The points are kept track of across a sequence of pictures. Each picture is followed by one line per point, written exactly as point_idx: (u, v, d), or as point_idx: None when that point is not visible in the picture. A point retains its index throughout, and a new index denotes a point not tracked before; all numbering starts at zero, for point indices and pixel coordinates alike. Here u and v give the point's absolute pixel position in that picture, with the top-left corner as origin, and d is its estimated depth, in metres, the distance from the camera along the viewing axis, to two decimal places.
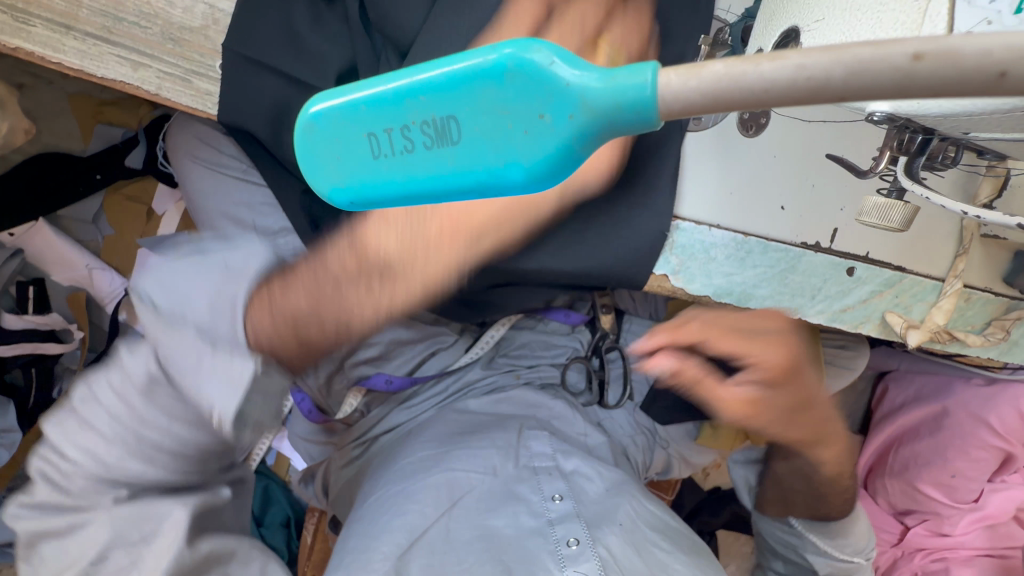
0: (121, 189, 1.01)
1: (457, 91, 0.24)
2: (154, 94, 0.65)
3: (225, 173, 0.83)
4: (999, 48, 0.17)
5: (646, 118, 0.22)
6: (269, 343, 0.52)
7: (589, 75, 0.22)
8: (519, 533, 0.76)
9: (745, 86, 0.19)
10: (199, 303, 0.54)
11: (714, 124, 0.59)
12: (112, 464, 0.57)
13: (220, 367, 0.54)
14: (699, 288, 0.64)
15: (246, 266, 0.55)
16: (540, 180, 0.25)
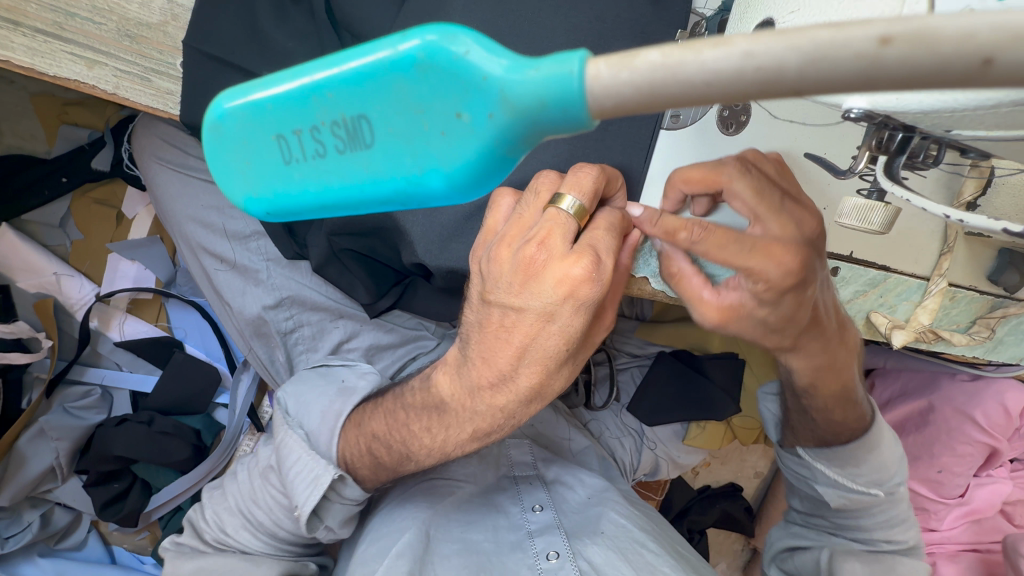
0: (89, 192, 0.97)
1: (371, 92, 0.26)
2: (111, 93, 0.62)
3: (194, 175, 0.81)
4: (986, 28, 0.16)
5: (581, 112, 0.22)
6: (352, 459, 0.66)
7: (512, 67, 0.23)
8: (499, 546, 0.75)
9: (685, 76, 0.20)
10: (311, 419, 0.71)
11: (694, 120, 0.56)
12: (235, 533, 0.73)
13: (305, 468, 0.66)
14: None
15: (360, 374, 0.76)
16: (458, 183, 0.27)
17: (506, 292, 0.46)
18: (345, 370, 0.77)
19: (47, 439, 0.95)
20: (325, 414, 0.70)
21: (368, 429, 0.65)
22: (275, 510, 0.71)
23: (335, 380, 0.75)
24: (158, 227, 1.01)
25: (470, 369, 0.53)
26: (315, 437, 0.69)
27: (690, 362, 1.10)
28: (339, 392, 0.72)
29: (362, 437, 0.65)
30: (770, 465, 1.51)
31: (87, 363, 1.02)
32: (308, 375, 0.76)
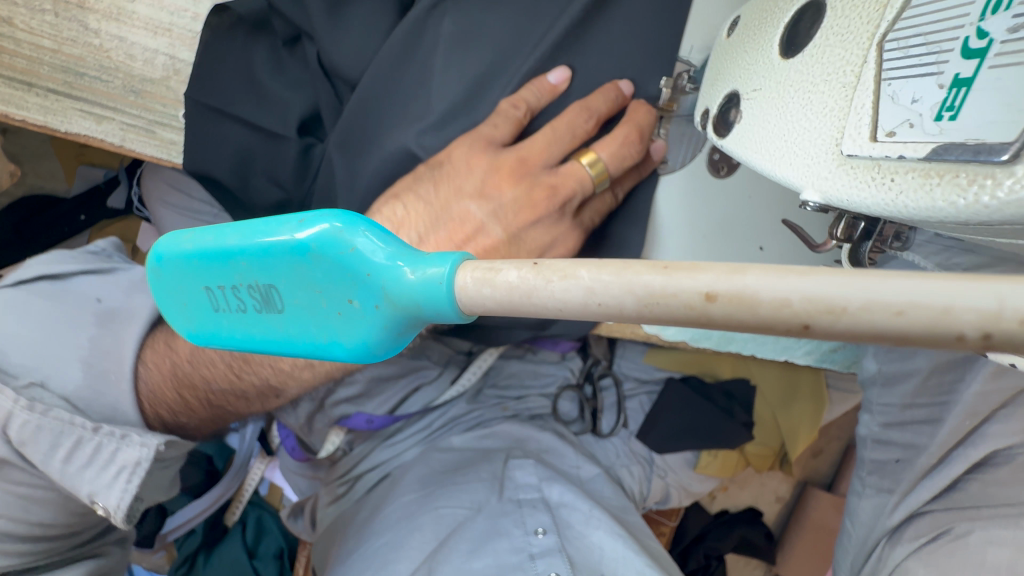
0: (105, 230, 1.01)
1: (278, 266, 0.26)
2: (120, 145, 0.66)
3: (201, 218, 0.81)
4: (797, 298, 0.16)
5: (455, 316, 0.22)
6: (178, 407, 0.63)
7: (399, 263, 0.23)
8: (500, 570, 0.75)
9: (541, 302, 0.20)
10: (67, 376, 0.59)
11: (683, 165, 0.56)
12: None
13: (100, 453, 0.57)
14: (675, 332, 0.61)
15: (125, 290, 0.66)
16: (362, 356, 0.25)
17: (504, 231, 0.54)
18: (97, 285, 0.65)
19: None
20: (89, 361, 0.60)
21: (194, 375, 0.61)
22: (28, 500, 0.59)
23: (80, 305, 0.63)
24: None
25: None
26: (83, 396, 0.59)
27: (699, 388, 1.10)
28: (100, 322, 0.63)
29: (185, 383, 0.62)
30: (792, 489, 1.48)
31: None
32: (32, 303, 0.62)
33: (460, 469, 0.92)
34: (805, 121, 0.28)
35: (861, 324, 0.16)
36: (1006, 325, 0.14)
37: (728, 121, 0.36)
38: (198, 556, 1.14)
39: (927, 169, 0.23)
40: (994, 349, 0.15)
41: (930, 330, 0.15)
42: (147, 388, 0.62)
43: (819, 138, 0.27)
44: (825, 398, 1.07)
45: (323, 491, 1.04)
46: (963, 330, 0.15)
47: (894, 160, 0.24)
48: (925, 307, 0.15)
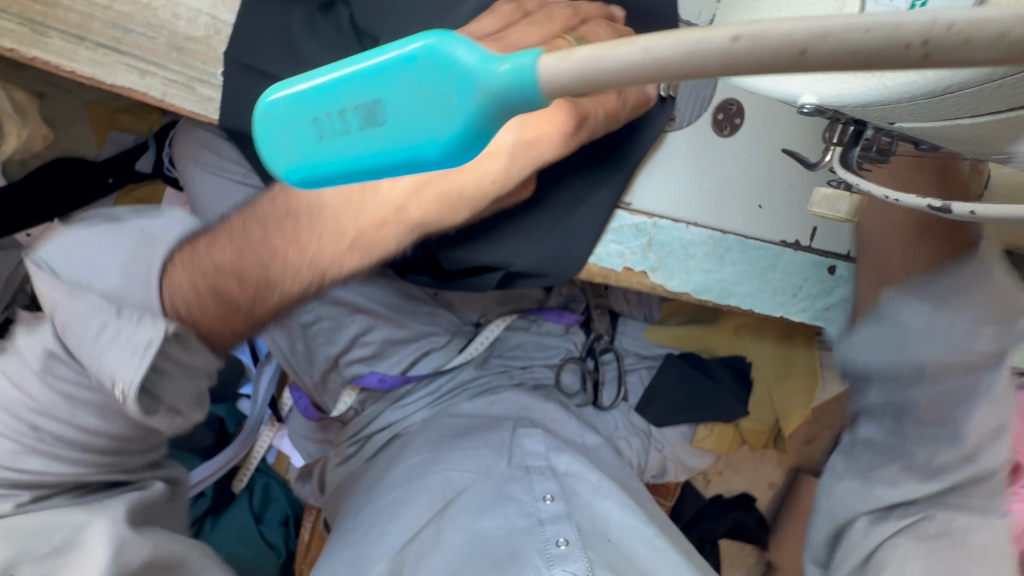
0: (132, 193, 1.06)
1: (383, 71, 0.22)
2: (160, 99, 0.69)
3: (228, 178, 0.87)
4: (797, 27, 0.16)
5: (539, 99, 0.20)
6: (187, 308, 0.53)
7: (493, 57, 0.21)
8: (510, 532, 0.78)
9: (596, 76, 0.19)
10: (108, 277, 0.53)
11: (690, 123, 0.60)
12: (14, 460, 0.54)
13: (121, 336, 0.51)
14: (679, 284, 0.65)
15: (175, 224, 0.59)
16: (455, 155, 0.22)
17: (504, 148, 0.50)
18: (144, 220, 0.58)
19: None
20: (128, 266, 0.54)
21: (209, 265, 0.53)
22: (75, 410, 0.54)
23: (131, 230, 0.57)
24: None
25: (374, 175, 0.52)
26: (118, 296, 0.53)
27: (697, 364, 1.15)
28: (139, 241, 0.55)
29: (202, 278, 0.53)
30: (786, 476, 1.51)
31: None
32: (85, 230, 0.56)
33: (467, 435, 0.95)
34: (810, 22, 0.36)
35: (842, 46, 0.16)
36: (936, 30, 0.15)
37: None
38: (206, 520, 1.14)
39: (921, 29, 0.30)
40: (928, 60, 0.16)
41: (885, 37, 0.16)
42: (171, 293, 0.53)
43: None
44: (818, 375, 1.10)
45: (332, 453, 1.08)
46: (906, 38, 0.16)
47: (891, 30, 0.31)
48: (881, 22, 0.16)
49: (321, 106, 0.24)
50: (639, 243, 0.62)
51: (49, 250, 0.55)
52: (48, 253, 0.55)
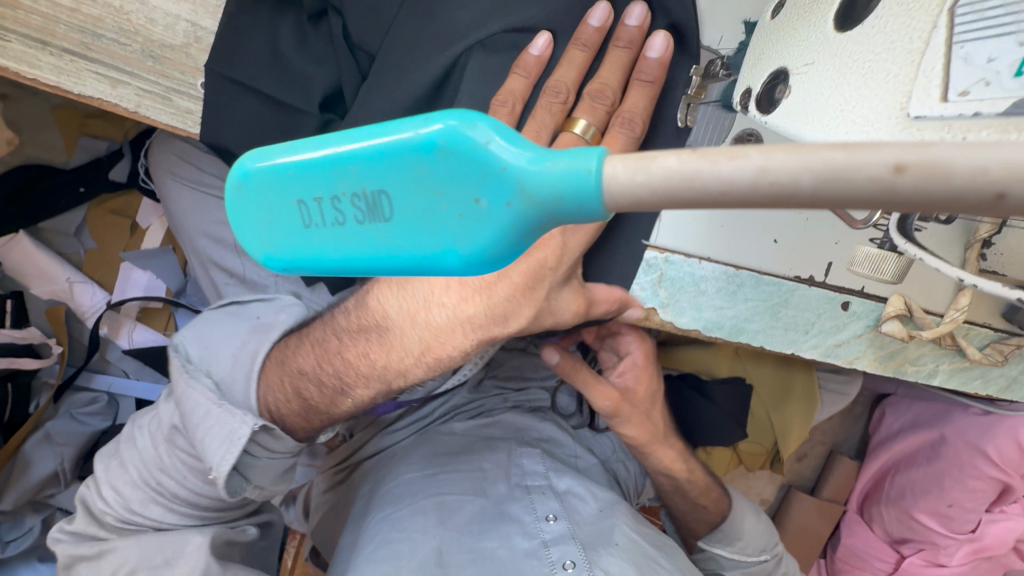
0: (106, 202, 0.98)
1: (389, 166, 0.26)
2: (134, 111, 0.64)
3: (208, 192, 0.82)
4: (996, 167, 0.17)
5: (600, 212, 0.23)
6: (277, 406, 0.65)
7: (537, 161, 0.23)
8: (513, 556, 0.75)
9: (702, 182, 0.21)
10: (223, 363, 0.67)
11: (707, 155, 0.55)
12: (140, 509, 0.68)
13: (218, 422, 0.62)
14: (688, 322, 0.62)
15: (277, 310, 0.71)
16: (476, 266, 0.26)
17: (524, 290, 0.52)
18: (262, 307, 0.72)
19: (52, 445, 0.99)
20: (239, 356, 0.67)
21: (296, 367, 0.64)
22: (187, 475, 0.66)
23: (246, 318, 0.70)
24: (171, 238, 1.02)
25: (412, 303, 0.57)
26: (228, 382, 0.66)
27: (696, 387, 1.10)
28: (253, 330, 0.69)
29: (289, 378, 0.64)
30: (777, 493, 1.51)
31: (94, 370, 1.06)
32: (216, 316, 0.71)
33: (463, 455, 0.91)
34: (870, 83, 0.32)
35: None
36: None
37: (773, 97, 0.40)
38: None
39: (1004, 124, 0.26)
40: None
41: None
42: (270, 404, 0.65)
43: (882, 104, 0.31)
44: (817, 401, 1.10)
45: (318, 479, 1.03)
46: None
47: (967, 117, 0.27)
48: None
49: (324, 188, 0.27)
50: (650, 278, 0.59)
51: (185, 332, 0.70)
52: (183, 335, 0.70)
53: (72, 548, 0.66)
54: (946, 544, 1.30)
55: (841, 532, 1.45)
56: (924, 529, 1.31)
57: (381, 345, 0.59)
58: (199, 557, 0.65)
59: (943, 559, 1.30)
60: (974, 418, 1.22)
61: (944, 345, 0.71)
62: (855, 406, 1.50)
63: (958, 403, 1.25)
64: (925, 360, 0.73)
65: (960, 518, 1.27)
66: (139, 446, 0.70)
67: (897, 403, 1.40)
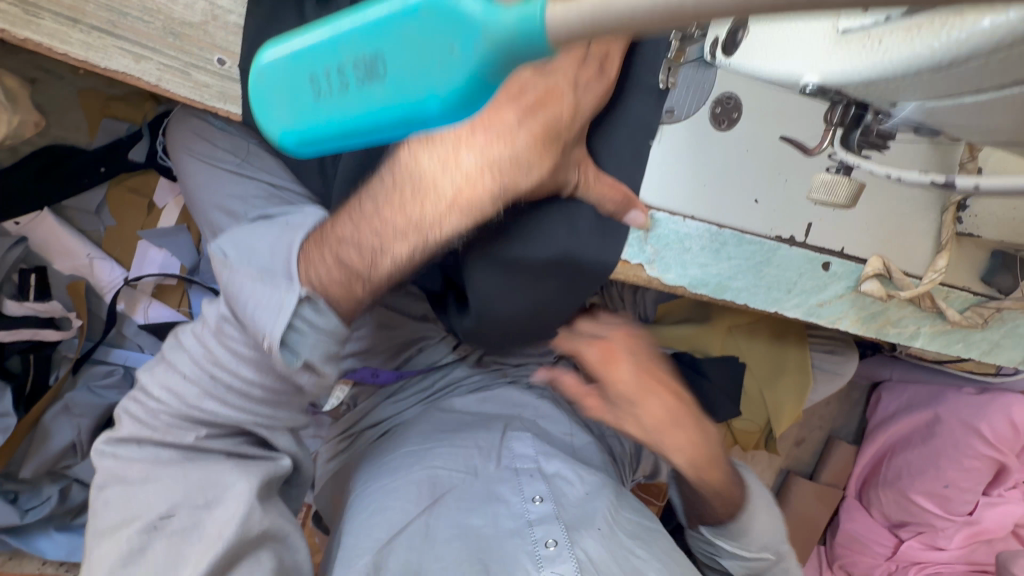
0: (124, 181, 1.04)
1: (384, 30, 0.30)
2: (154, 85, 0.68)
3: (221, 167, 0.87)
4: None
5: (545, 50, 0.25)
6: (320, 281, 0.57)
7: (493, 10, 0.25)
8: (498, 533, 0.79)
9: (615, 9, 0.20)
10: (263, 252, 0.60)
11: (689, 116, 0.60)
12: (200, 403, 0.59)
13: (267, 299, 0.55)
14: (675, 278, 0.65)
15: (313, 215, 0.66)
16: (452, 109, 0.30)
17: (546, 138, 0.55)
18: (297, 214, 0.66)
19: (70, 416, 1.05)
20: (278, 245, 0.60)
21: (335, 237, 0.58)
22: (239, 365, 0.58)
23: (280, 223, 0.64)
24: (186, 217, 1.07)
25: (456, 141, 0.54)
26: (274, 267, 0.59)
27: (692, 365, 1.12)
28: (289, 227, 0.62)
29: (327, 249, 0.58)
30: (776, 478, 1.53)
31: (111, 344, 1.09)
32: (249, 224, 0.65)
33: (462, 430, 0.95)
34: (803, 24, 0.39)
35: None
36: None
37: (734, 43, 0.46)
38: None
39: (909, 25, 0.33)
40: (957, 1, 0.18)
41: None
42: (317, 281, 0.57)
43: (817, 26, 0.38)
44: (809, 374, 1.13)
45: (323, 448, 1.07)
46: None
47: (880, 25, 0.35)
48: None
49: (332, 61, 0.33)
50: (635, 236, 0.62)
51: (221, 240, 0.63)
52: (218, 243, 0.62)
53: (116, 468, 0.60)
54: (943, 526, 1.31)
55: (841, 517, 1.44)
56: (921, 511, 1.32)
57: (417, 194, 0.56)
58: (242, 501, 0.60)
59: (941, 542, 1.31)
60: (968, 397, 1.25)
61: (923, 307, 0.74)
62: (852, 391, 1.51)
63: (952, 383, 1.27)
64: (909, 324, 0.75)
65: (957, 499, 1.28)
66: (183, 348, 0.61)
67: (892, 387, 1.40)
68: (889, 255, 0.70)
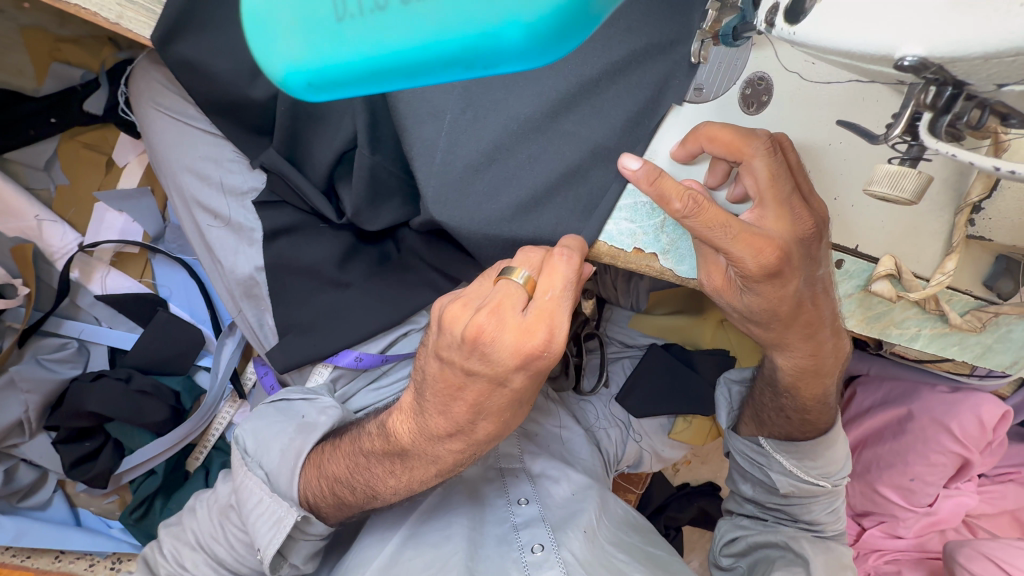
0: (77, 136, 0.94)
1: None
2: (113, 22, 0.61)
3: (190, 125, 0.79)
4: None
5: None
6: (314, 497, 0.69)
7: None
8: (481, 543, 0.74)
9: None
10: (271, 457, 0.72)
11: (717, 96, 0.57)
12: (202, 558, 0.77)
13: (268, 515, 0.69)
14: (689, 270, 0.61)
15: (317, 409, 0.75)
16: (536, 38, 0.30)
17: (512, 306, 0.48)
18: (305, 404, 0.76)
19: (17, 392, 0.94)
20: (285, 451, 0.72)
21: (329, 474, 0.67)
22: (235, 543, 0.75)
23: (296, 416, 0.75)
24: (150, 178, 0.99)
25: (428, 420, 0.56)
26: (276, 477, 0.72)
27: (681, 357, 1.08)
28: (299, 431, 0.73)
29: (325, 482, 0.68)
30: None
31: (63, 315, 1.00)
32: (267, 408, 0.77)
33: None
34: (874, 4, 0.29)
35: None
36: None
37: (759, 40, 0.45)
38: (156, 500, 1.04)
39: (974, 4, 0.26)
40: None
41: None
42: (308, 492, 0.69)
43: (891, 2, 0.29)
44: None
45: None
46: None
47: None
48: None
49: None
50: (652, 223, 0.60)
51: (247, 422, 0.77)
52: (242, 427, 0.76)
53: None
54: (902, 515, 1.26)
55: None
56: (885, 501, 1.27)
57: (402, 467, 0.62)
58: None
59: (898, 531, 1.26)
60: (941, 395, 1.21)
61: (928, 309, 0.73)
62: None
63: (926, 380, 1.24)
64: (909, 325, 0.75)
65: (920, 491, 1.22)
66: (197, 515, 0.80)
67: (869, 382, 1.33)
68: (899, 256, 0.68)
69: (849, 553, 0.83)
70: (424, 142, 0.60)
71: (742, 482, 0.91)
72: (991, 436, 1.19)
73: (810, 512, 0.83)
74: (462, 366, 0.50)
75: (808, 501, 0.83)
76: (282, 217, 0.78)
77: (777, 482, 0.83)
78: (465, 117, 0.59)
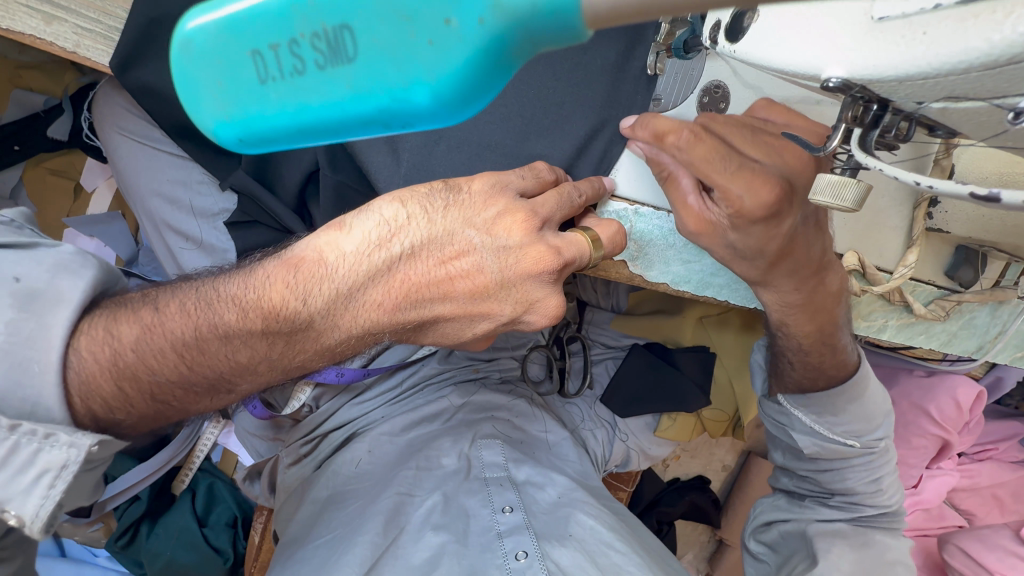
0: (43, 163, 0.93)
1: (354, 1, 0.26)
2: (72, 51, 0.64)
3: (156, 148, 0.78)
4: None
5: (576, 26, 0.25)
6: (104, 406, 0.50)
7: None
8: (467, 552, 0.75)
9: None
10: None
11: (675, 105, 0.58)
12: None
13: (15, 463, 0.44)
14: (657, 275, 0.66)
15: (48, 270, 0.49)
16: (446, 102, 0.28)
17: (525, 218, 0.52)
18: (15, 259, 0.48)
19: None
20: (4, 350, 0.46)
21: (144, 369, 0.51)
22: None
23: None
24: (120, 204, 0.98)
25: (316, 285, 0.51)
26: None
27: (662, 355, 1.10)
28: (19, 305, 0.47)
29: (132, 379, 0.51)
30: (737, 458, 1.51)
31: None
32: None
33: (423, 449, 0.89)
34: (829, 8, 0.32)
35: None
36: None
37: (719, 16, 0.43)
38: (142, 525, 1.07)
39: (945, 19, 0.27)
40: None
41: None
42: (80, 379, 0.49)
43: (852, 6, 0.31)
44: None
45: (282, 453, 0.98)
46: None
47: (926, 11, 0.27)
48: None
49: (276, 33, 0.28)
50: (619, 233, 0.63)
51: None
52: None
53: None
54: None
55: None
56: None
57: (289, 345, 0.53)
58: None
59: None
60: (918, 379, 1.22)
61: (892, 300, 0.76)
62: None
63: (904, 365, 1.25)
64: (874, 315, 0.78)
65: (904, 474, 1.24)
66: None
67: None
68: (862, 251, 0.71)
69: (888, 543, 0.78)
70: (387, 169, 0.63)
71: (774, 450, 0.88)
72: (968, 416, 1.20)
73: (844, 481, 0.78)
74: (398, 249, 0.51)
75: (841, 466, 0.78)
76: (255, 236, 0.77)
77: (799, 442, 0.79)
78: (437, 147, 0.62)
